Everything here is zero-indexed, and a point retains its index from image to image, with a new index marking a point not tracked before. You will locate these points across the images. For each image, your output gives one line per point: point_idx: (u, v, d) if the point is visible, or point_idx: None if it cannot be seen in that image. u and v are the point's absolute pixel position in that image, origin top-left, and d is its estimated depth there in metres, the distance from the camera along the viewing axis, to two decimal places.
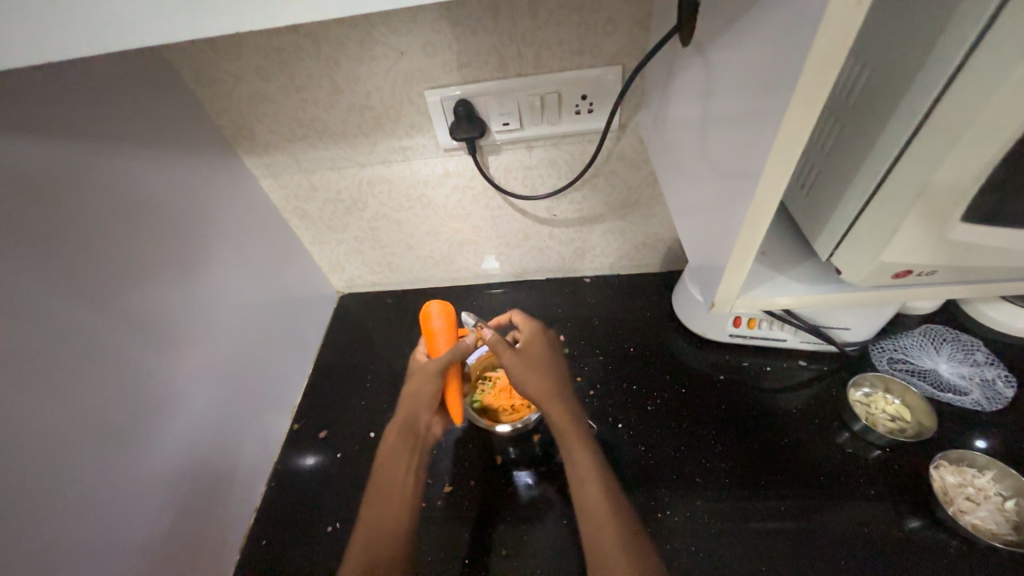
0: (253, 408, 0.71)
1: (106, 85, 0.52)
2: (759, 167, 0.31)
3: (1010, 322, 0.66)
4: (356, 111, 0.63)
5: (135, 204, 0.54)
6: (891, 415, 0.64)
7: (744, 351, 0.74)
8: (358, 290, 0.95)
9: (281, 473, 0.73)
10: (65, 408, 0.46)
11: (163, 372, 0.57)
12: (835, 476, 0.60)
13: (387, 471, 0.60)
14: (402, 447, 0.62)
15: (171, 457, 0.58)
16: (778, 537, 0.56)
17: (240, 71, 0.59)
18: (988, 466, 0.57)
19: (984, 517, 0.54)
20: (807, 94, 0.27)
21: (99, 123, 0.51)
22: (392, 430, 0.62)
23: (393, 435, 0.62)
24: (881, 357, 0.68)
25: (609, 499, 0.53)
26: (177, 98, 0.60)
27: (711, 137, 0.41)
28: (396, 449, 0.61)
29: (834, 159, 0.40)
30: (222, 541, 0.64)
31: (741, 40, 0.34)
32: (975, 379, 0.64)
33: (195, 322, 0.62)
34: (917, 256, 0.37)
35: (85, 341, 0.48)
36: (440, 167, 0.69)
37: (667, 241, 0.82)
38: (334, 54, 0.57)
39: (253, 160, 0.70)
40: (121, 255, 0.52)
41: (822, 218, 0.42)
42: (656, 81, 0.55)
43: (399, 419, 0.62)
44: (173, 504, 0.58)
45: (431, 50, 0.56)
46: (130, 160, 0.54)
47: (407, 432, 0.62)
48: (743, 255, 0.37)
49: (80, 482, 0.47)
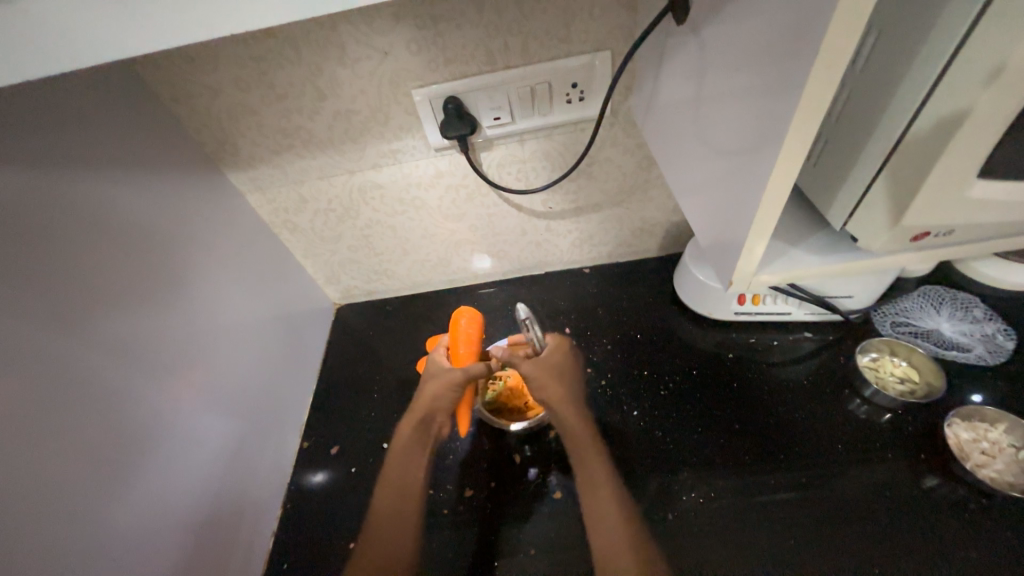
0: (259, 430, 0.69)
1: (78, 107, 0.49)
2: (777, 140, 0.31)
3: (1003, 276, 0.68)
4: (342, 116, 0.61)
5: (118, 229, 0.52)
6: (900, 377, 0.65)
7: (750, 328, 0.74)
8: (355, 301, 0.93)
9: (295, 493, 0.71)
10: (67, 450, 0.44)
11: (166, 403, 0.55)
12: (851, 442, 0.61)
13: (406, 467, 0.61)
14: (413, 442, 0.69)
15: (181, 490, 0.56)
16: (803, 507, 0.57)
17: (217, 83, 0.57)
18: (999, 419, 0.58)
19: (1001, 469, 0.55)
20: (828, 59, 0.26)
21: (73, 148, 0.48)
22: (407, 422, 0.70)
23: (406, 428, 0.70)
24: (885, 321, 0.69)
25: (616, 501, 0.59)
26: (153, 116, 0.57)
27: (712, 115, 0.40)
28: (409, 444, 0.69)
29: (840, 128, 0.40)
30: (241, 571, 0.61)
31: (742, 13, 0.34)
32: (976, 335, 0.66)
33: (194, 348, 0.59)
34: (936, 217, 0.37)
35: (81, 378, 0.46)
36: (432, 168, 0.68)
37: (664, 225, 0.82)
38: (315, 58, 0.55)
39: (237, 176, 0.68)
40: (111, 284, 0.50)
41: (834, 186, 0.42)
42: (646, 63, 0.55)
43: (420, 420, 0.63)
44: (188, 539, 0.55)
45: (416, 48, 0.55)
46: (109, 185, 0.51)
47: (420, 430, 0.69)
48: (760, 231, 0.36)
49: (90, 525, 0.45)
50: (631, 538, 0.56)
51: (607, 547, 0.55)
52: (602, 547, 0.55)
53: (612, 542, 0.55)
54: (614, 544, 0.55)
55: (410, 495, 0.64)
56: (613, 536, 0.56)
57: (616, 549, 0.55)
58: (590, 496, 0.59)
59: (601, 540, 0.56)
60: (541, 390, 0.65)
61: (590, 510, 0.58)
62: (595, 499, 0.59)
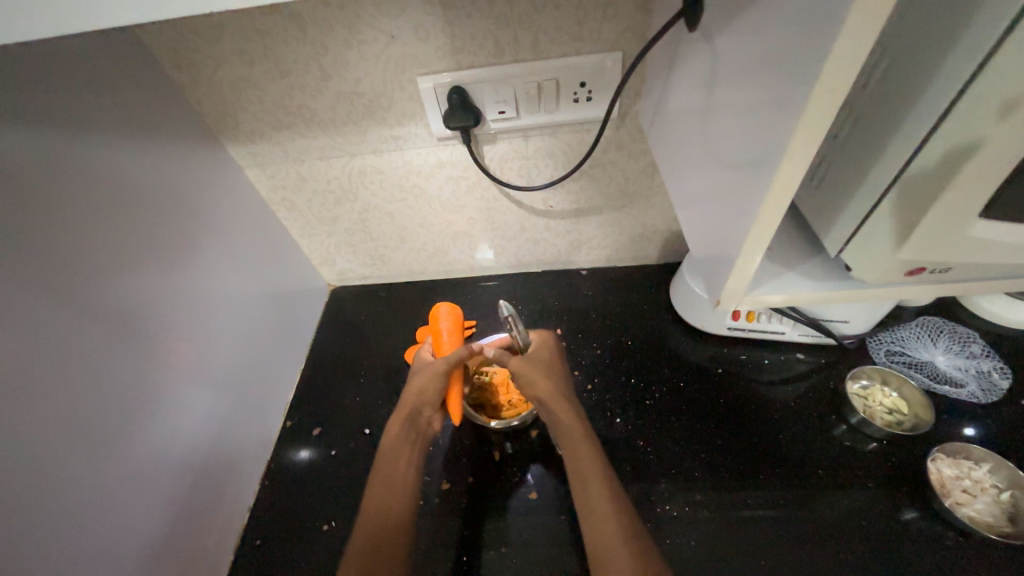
0: (243, 406, 0.69)
1: (77, 68, 0.49)
2: (775, 160, 0.30)
3: (1005, 313, 0.67)
4: (345, 98, 0.60)
5: (112, 196, 0.51)
6: (889, 408, 0.64)
7: (742, 344, 0.73)
8: (349, 284, 0.93)
9: (274, 471, 0.71)
10: (46, 414, 0.44)
11: (151, 373, 0.55)
12: (832, 468, 0.60)
13: (388, 460, 0.59)
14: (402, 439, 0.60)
15: (163, 459, 0.56)
16: (778, 529, 0.56)
17: (221, 55, 0.56)
18: (985, 459, 0.57)
19: (981, 509, 0.54)
20: (832, 83, 0.25)
21: (69, 110, 0.48)
22: (395, 422, 0.61)
23: (396, 427, 0.61)
24: (879, 349, 0.68)
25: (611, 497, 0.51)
26: (154, 82, 0.57)
27: (716, 128, 0.39)
28: (397, 442, 0.60)
29: (846, 152, 0.39)
30: (215, 544, 0.62)
31: (753, 26, 0.32)
32: (971, 371, 0.65)
33: (183, 319, 0.60)
34: (932, 254, 0.36)
35: (65, 343, 0.46)
36: (433, 157, 0.67)
37: (665, 233, 0.80)
38: (320, 37, 0.54)
39: (237, 149, 0.67)
40: (102, 251, 0.50)
41: (833, 211, 0.41)
42: (657, 68, 0.53)
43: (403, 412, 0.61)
44: (165, 507, 0.56)
45: (424, 34, 0.54)
46: (105, 150, 0.51)
47: (408, 424, 0.61)
48: (751, 252, 0.36)
49: (65, 491, 0.45)
50: (628, 531, 0.48)
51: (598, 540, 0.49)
52: (597, 544, 0.49)
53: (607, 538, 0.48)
54: (604, 539, 0.48)
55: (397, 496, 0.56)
56: (608, 533, 0.49)
57: (607, 543, 0.48)
58: (582, 489, 0.53)
59: (596, 537, 0.49)
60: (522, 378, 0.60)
61: (586, 508, 0.52)
62: (585, 492, 0.52)
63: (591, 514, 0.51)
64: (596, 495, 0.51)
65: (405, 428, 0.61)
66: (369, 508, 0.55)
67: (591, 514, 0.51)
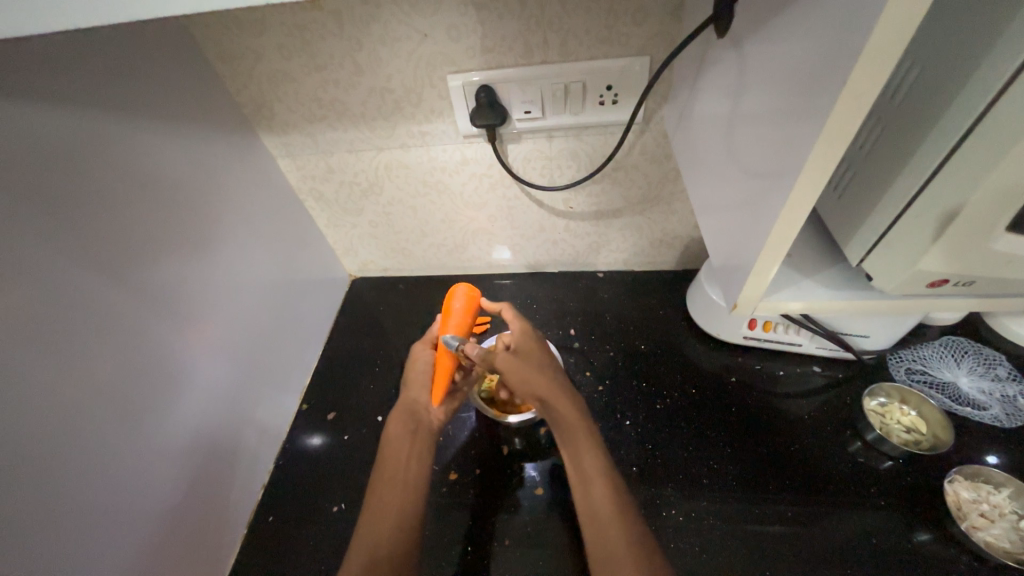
0: (262, 386, 0.71)
1: (129, 57, 0.52)
2: (795, 167, 0.30)
3: None
4: (377, 93, 0.62)
5: (152, 179, 0.54)
6: (907, 426, 0.62)
7: (758, 354, 0.73)
8: (370, 275, 0.96)
9: (289, 451, 0.73)
10: (79, 380, 0.47)
11: (177, 348, 0.58)
12: (844, 486, 0.59)
13: (391, 455, 0.60)
14: (404, 432, 0.62)
15: (179, 432, 0.58)
16: (783, 543, 0.56)
17: (262, 48, 0.58)
18: (1005, 484, 0.56)
19: (998, 534, 0.53)
20: (855, 90, 0.25)
21: (121, 96, 0.51)
22: (394, 420, 0.63)
23: (396, 423, 0.63)
24: (899, 366, 0.67)
25: (614, 496, 0.52)
26: (198, 71, 0.60)
27: (740, 135, 0.40)
28: (399, 436, 0.61)
29: (872, 163, 0.39)
30: (229, 517, 0.64)
31: (782, 35, 0.33)
32: (996, 395, 0.63)
33: (211, 299, 0.62)
34: (955, 266, 0.36)
35: (100, 314, 0.49)
36: (459, 154, 0.69)
37: (685, 239, 0.80)
38: (356, 33, 0.56)
39: (271, 139, 0.70)
40: (138, 229, 0.53)
41: (855, 221, 0.41)
42: (684, 75, 0.54)
43: (402, 409, 0.63)
44: (183, 478, 0.58)
45: (456, 34, 0.55)
46: (149, 136, 0.54)
47: (407, 418, 0.63)
48: (768, 258, 0.36)
49: (93, 452, 0.48)
50: (631, 532, 0.49)
51: (599, 546, 0.49)
52: (600, 548, 0.49)
53: (612, 543, 0.48)
54: (609, 543, 0.49)
55: (406, 486, 0.57)
56: (611, 534, 0.49)
57: (612, 547, 0.48)
58: (586, 489, 0.53)
59: (599, 539, 0.49)
60: (520, 380, 0.58)
61: (589, 512, 0.52)
62: (589, 494, 0.52)
63: (593, 514, 0.51)
64: (602, 498, 0.51)
65: (404, 422, 0.62)
66: (376, 505, 0.56)
67: (594, 517, 0.51)
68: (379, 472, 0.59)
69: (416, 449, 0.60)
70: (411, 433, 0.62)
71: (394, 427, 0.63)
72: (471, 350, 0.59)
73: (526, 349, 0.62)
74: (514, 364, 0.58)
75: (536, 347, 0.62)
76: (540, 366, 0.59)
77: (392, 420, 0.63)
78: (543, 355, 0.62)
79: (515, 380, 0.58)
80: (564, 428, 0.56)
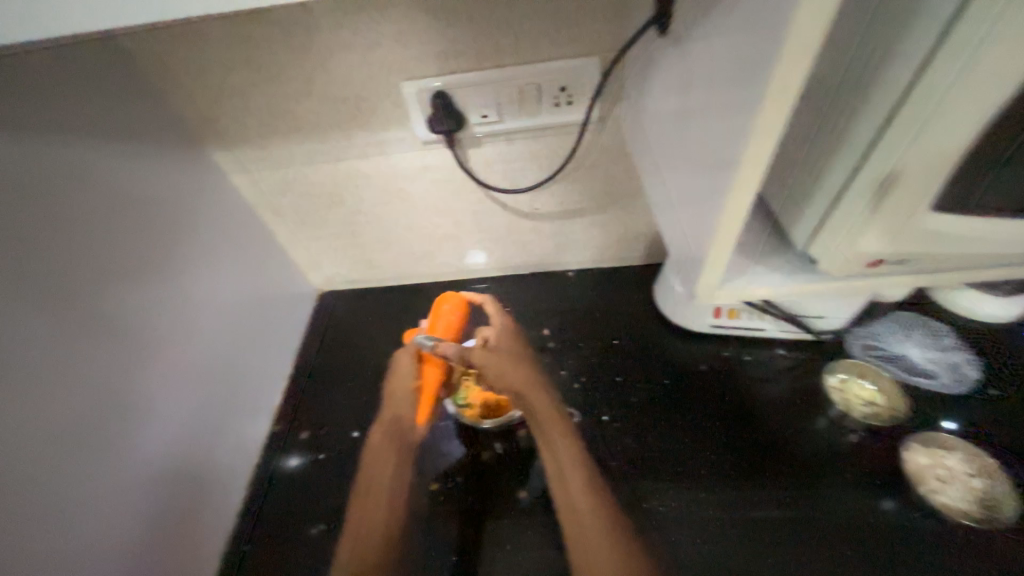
0: (231, 410, 0.69)
1: (59, 73, 0.49)
2: (737, 155, 0.31)
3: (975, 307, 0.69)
4: (330, 103, 0.61)
5: (92, 202, 0.51)
6: (866, 400, 0.66)
7: (725, 340, 0.75)
8: (338, 288, 0.94)
9: (261, 476, 0.71)
10: (32, 419, 0.44)
11: (139, 378, 0.55)
12: (814, 461, 0.61)
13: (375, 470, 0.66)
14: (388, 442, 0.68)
15: (146, 465, 0.55)
16: (759, 522, 0.57)
17: (204, 61, 0.56)
18: (957, 447, 0.59)
19: (954, 495, 0.56)
20: (786, 81, 0.26)
21: (54, 116, 0.48)
22: (380, 435, 0.69)
23: (378, 436, 0.69)
24: (856, 343, 0.70)
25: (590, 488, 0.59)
26: (136, 87, 0.57)
27: (688, 129, 0.41)
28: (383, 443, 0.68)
29: (810, 151, 0.41)
30: (201, 550, 0.61)
31: (717, 30, 0.34)
32: (943, 363, 0.67)
33: (170, 324, 0.60)
34: (890, 245, 0.38)
35: (50, 348, 0.46)
36: (419, 161, 0.68)
37: (649, 234, 0.82)
38: (304, 43, 0.54)
39: (222, 155, 0.67)
40: (87, 256, 0.50)
41: (800, 206, 0.43)
42: (635, 72, 0.55)
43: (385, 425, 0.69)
44: (152, 514, 0.55)
45: (406, 40, 0.55)
46: (87, 156, 0.51)
47: (392, 436, 0.68)
48: (720, 247, 0.37)
49: (49, 496, 0.45)
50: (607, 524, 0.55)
51: (578, 540, 0.55)
52: (576, 539, 0.54)
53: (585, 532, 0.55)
54: (585, 528, 0.55)
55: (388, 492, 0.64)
56: (587, 524, 0.55)
57: (586, 531, 0.55)
58: (563, 482, 0.59)
59: (576, 530, 0.55)
60: (499, 374, 0.64)
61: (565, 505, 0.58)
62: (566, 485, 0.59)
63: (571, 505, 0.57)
64: (579, 491, 0.58)
65: (386, 436, 0.69)
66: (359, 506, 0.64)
67: (571, 507, 0.57)
68: (360, 489, 0.66)
69: (399, 468, 0.66)
70: (394, 448, 0.67)
71: (377, 440, 0.69)
72: (447, 351, 0.62)
73: (500, 348, 0.68)
74: (492, 359, 0.64)
75: (511, 344, 0.70)
76: (515, 363, 0.66)
77: (376, 433, 0.70)
78: (517, 354, 0.70)
79: (493, 375, 0.64)
80: (537, 422, 0.63)
